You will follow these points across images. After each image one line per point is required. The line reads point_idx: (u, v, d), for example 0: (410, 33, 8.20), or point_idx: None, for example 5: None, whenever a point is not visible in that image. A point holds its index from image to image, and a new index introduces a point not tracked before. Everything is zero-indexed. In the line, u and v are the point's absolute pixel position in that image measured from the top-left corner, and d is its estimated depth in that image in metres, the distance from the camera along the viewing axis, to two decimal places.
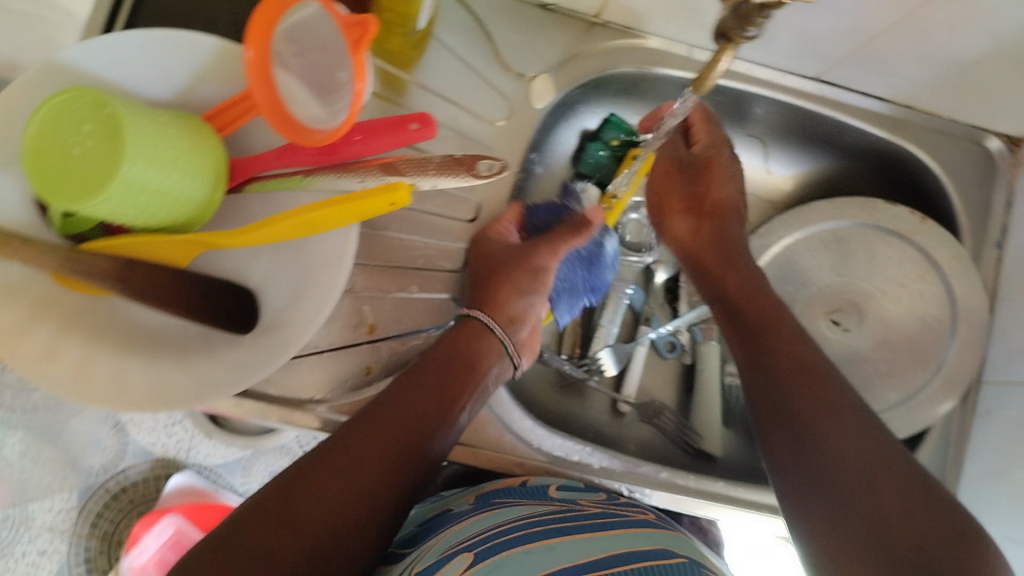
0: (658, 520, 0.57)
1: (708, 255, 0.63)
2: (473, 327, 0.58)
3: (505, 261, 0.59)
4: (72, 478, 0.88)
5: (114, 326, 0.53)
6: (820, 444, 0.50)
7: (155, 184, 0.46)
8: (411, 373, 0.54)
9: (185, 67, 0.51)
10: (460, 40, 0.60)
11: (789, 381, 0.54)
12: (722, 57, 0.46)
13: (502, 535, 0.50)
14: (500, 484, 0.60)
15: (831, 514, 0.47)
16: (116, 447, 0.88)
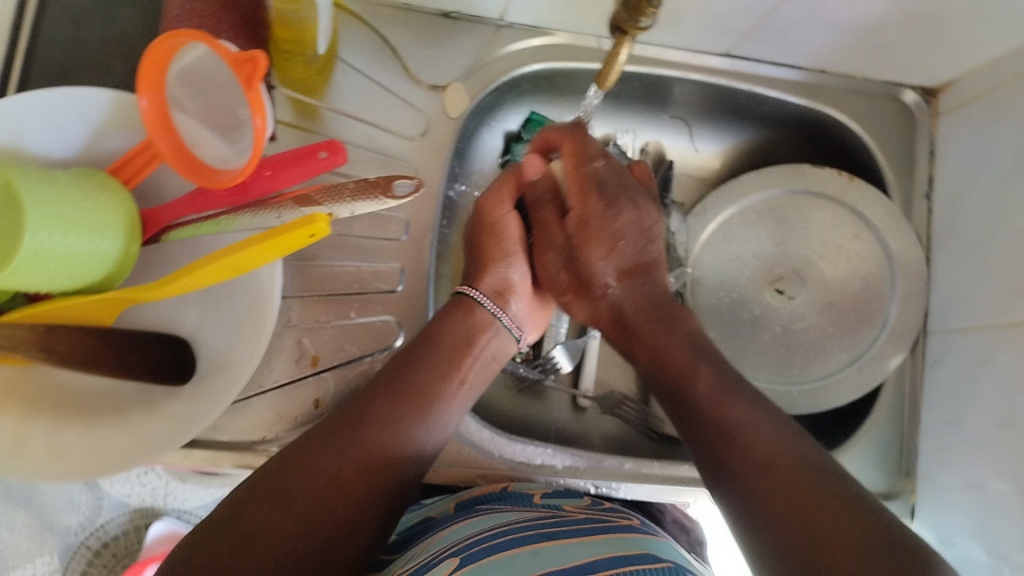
0: (642, 525, 0.53)
1: (609, 329, 0.58)
2: (467, 303, 0.57)
3: (492, 233, 0.59)
4: (49, 540, 0.82)
5: (48, 396, 0.51)
6: (735, 435, 0.46)
7: (62, 248, 0.44)
8: (407, 351, 0.54)
9: (83, 122, 0.50)
10: (367, 59, 0.60)
11: (696, 387, 0.50)
12: (620, 49, 0.47)
13: (488, 540, 0.47)
14: (479, 492, 0.58)
15: (750, 516, 0.43)
16: (91, 503, 0.83)
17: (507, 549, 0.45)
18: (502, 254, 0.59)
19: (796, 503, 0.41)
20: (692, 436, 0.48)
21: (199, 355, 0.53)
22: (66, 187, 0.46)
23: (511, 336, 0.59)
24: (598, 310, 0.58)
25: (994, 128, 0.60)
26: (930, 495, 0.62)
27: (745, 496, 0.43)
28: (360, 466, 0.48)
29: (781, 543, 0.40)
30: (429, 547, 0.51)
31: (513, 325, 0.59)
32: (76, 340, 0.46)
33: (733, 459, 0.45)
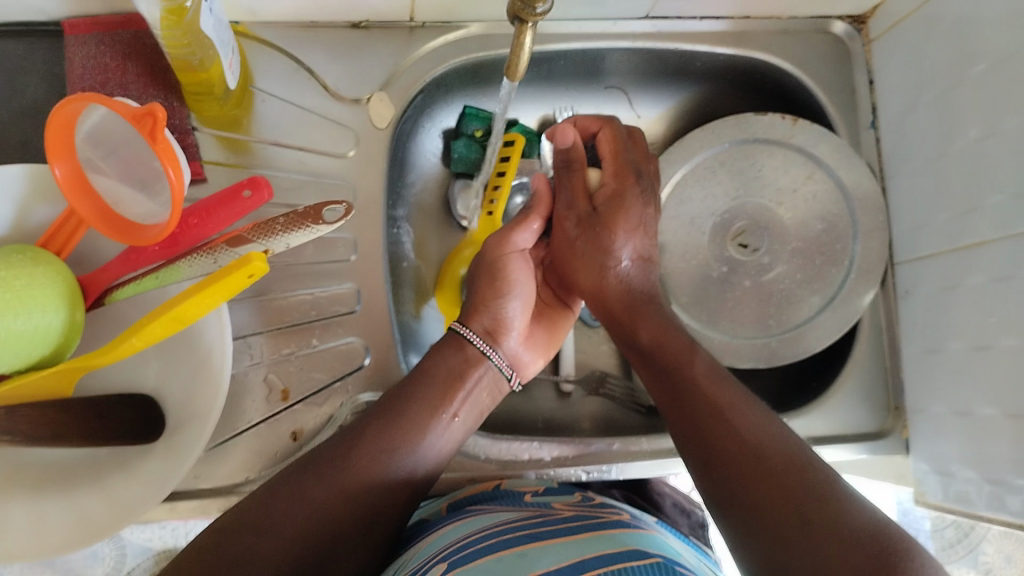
0: (633, 519, 0.54)
1: (614, 307, 0.59)
2: (458, 341, 0.57)
3: (485, 268, 0.58)
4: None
5: (20, 474, 0.51)
6: (732, 429, 0.46)
7: (4, 328, 0.43)
8: (402, 385, 0.54)
9: (7, 201, 0.50)
10: (284, 84, 0.59)
11: (700, 382, 0.50)
12: (522, 39, 0.46)
13: (475, 545, 0.48)
14: (473, 491, 0.58)
15: (749, 514, 0.43)
16: (114, 552, 0.73)
17: (494, 553, 0.46)
18: (497, 293, 0.58)
19: (781, 483, 0.42)
20: (682, 414, 0.49)
21: (166, 409, 0.53)
22: None
23: (499, 375, 0.58)
24: (604, 285, 0.59)
25: (926, 48, 0.59)
26: (920, 426, 0.61)
27: (732, 476, 0.44)
28: (350, 495, 0.48)
29: (766, 524, 0.41)
30: (417, 555, 0.51)
31: (502, 365, 0.59)
32: (39, 417, 0.45)
33: (720, 441, 0.46)
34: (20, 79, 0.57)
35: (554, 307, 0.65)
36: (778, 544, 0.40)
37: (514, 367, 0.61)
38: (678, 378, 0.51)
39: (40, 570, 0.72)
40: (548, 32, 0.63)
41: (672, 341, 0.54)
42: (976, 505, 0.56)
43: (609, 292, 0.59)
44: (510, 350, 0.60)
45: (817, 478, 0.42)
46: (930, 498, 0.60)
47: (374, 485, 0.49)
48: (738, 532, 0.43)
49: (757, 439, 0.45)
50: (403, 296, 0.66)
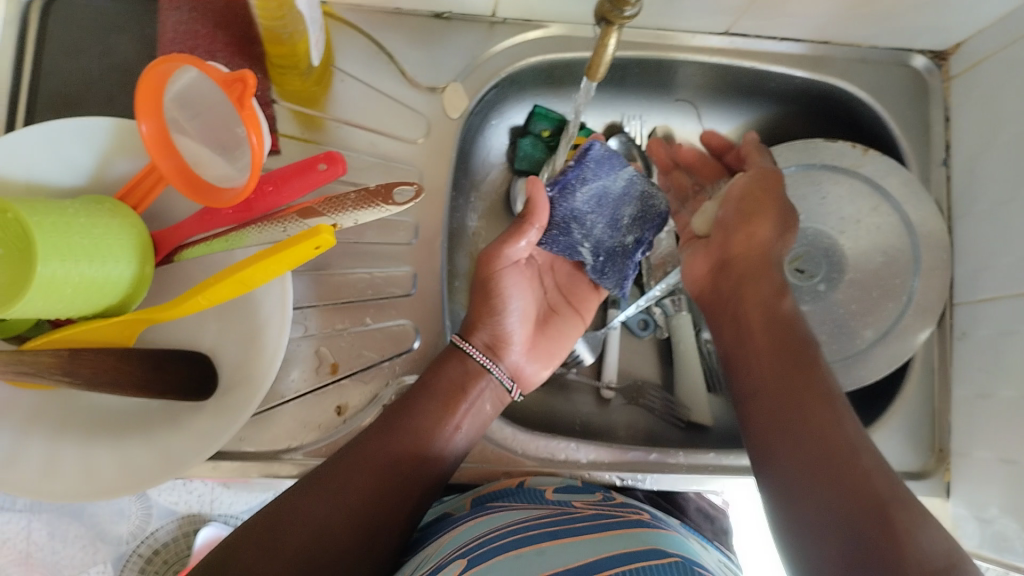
0: (654, 520, 0.54)
1: (749, 268, 0.58)
2: (459, 354, 0.57)
3: (480, 284, 0.59)
4: (102, 550, 0.74)
5: (77, 416, 0.52)
6: (811, 427, 0.46)
7: (76, 274, 0.45)
8: (406, 394, 0.55)
9: (90, 152, 0.52)
10: (363, 67, 0.61)
11: (783, 374, 0.50)
12: (607, 40, 0.47)
13: (495, 541, 0.48)
14: (497, 486, 0.59)
15: (822, 517, 0.43)
16: (141, 511, 0.74)
17: (511, 550, 0.46)
18: (492, 309, 0.59)
19: (860, 486, 0.43)
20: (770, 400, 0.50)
21: (220, 370, 0.54)
22: (74, 214, 0.47)
23: (501, 388, 0.59)
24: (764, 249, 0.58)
25: (1007, 88, 0.58)
26: (963, 470, 0.60)
27: (825, 461, 0.44)
28: (361, 505, 0.50)
29: (846, 517, 0.42)
30: (438, 551, 0.51)
31: (505, 378, 0.59)
32: (100, 362, 0.47)
33: (819, 425, 0.46)
34: (113, 40, 0.59)
35: (561, 314, 0.65)
36: (856, 542, 0.41)
37: (518, 380, 0.61)
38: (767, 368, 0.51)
39: (68, 520, 0.72)
40: (626, 39, 0.63)
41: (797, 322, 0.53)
42: (1015, 553, 0.55)
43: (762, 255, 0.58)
44: (512, 363, 0.60)
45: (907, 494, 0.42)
46: (965, 544, 0.59)
47: (383, 492, 0.51)
48: (802, 533, 0.43)
49: (836, 440, 0.45)
50: (456, 287, 0.66)
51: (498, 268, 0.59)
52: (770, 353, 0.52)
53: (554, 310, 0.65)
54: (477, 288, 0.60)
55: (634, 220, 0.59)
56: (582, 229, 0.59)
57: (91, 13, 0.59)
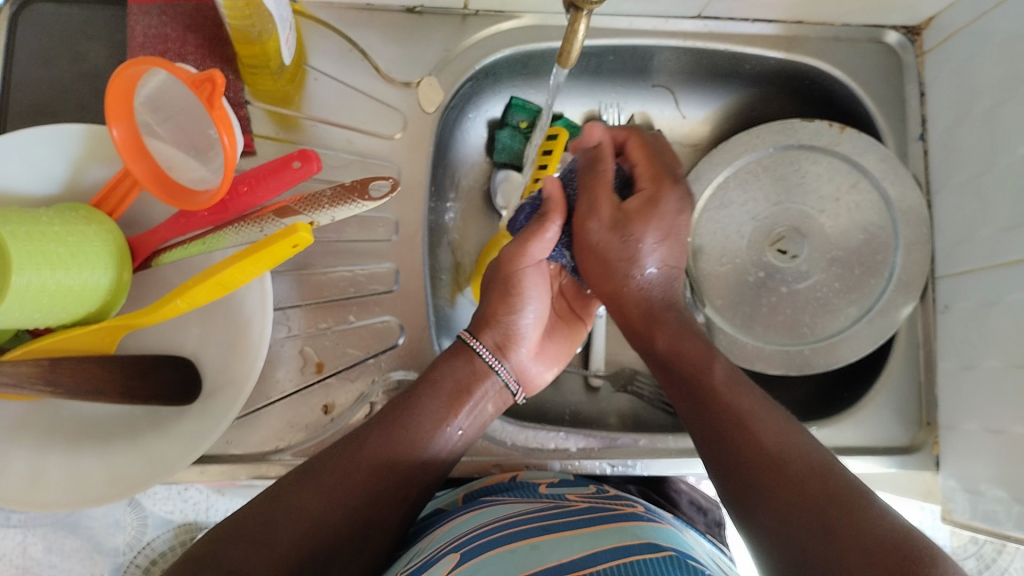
0: (647, 513, 0.54)
1: (632, 314, 0.57)
2: (468, 353, 0.57)
3: (498, 281, 0.58)
4: (100, 562, 0.73)
5: (62, 426, 0.52)
6: (755, 439, 0.46)
7: (52, 282, 0.45)
8: (409, 391, 0.55)
9: (65, 160, 0.52)
10: (336, 64, 0.61)
11: (721, 391, 0.50)
12: (577, 26, 0.47)
13: (489, 537, 0.48)
14: (489, 482, 0.59)
15: (776, 527, 0.42)
16: (136, 522, 0.74)
17: (505, 546, 0.46)
18: (507, 308, 0.58)
19: (805, 492, 0.42)
20: (703, 423, 0.50)
21: (204, 374, 0.54)
22: (48, 223, 0.46)
23: (506, 391, 0.58)
24: (624, 291, 0.57)
25: (979, 61, 0.58)
26: (950, 443, 0.60)
27: (758, 488, 0.44)
28: (354, 503, 0.50)
29: (788, 530, 0.42)
30: (429, 546, 0.51)
31: (511, 380, 0.58)
32: (81, 370, 0.47)
33: (739, 451, 0.46)
34: (84, 46, 0.59)
35: (566, 322, 0.64)
36: (799, 547, 0.41)
37: (520, 380, 0.60)
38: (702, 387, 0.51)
39: (64, 533, 0.72)
40: (599, 26, 0.63)
41: (690, 350, 0.53)
42: (1003, 524, 0.55)
43: (627, 295, 0.57)
44: (519, 362, 0.59)
45: (840, 482, 0.43)
46: (957, 516, 0.60)
47: (378, 490, 0.51)
48: (764, 546, 0.43)
49: (780, 450, 0.45)
50: (440, 281, 0.66)
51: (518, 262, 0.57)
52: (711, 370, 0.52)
53: (559, 315, 0.64)
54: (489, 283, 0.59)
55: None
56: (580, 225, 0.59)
57: (58, 21, 0.59)
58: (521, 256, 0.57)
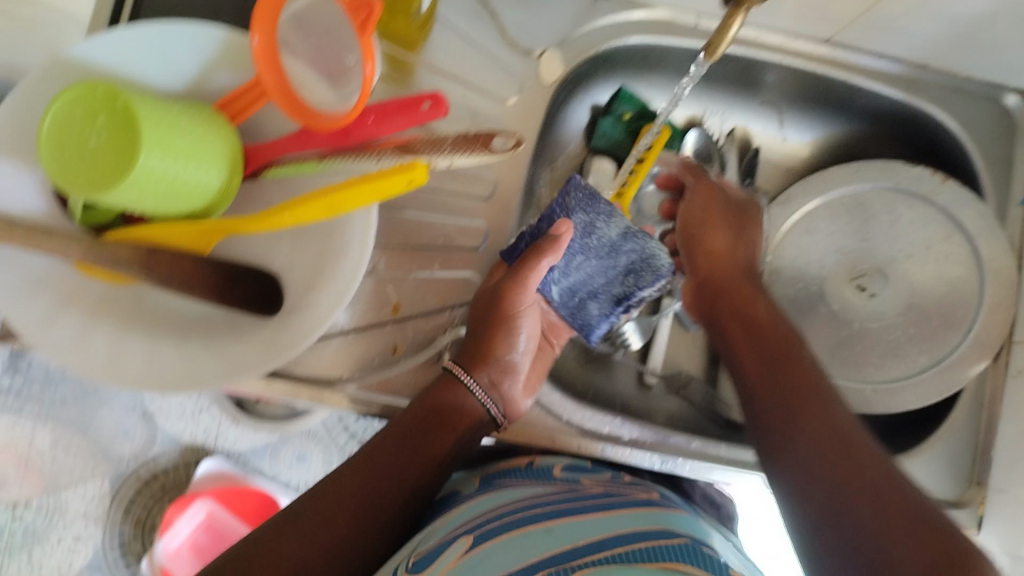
0: (661, 498, 0.54)
1: (720, 282, 0.58)
2: (455, 384, 0.55)
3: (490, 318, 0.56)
4: (104, 466, 0.90)
5: (145, 313, 0.52)
6: (823, 416, 0.47)
7: (171, 172, 0.45)
8: (389, 428, 0.54)
9: (195, 58, 0.52)
10: (465, 19, 0.61)
11: (794, 370, 0.50)
12: (731, 22, 0.47)
13: (502, 519, 0.49)
14: (506, 467, 0.61)
15: (824, 493, 0.43)
16: (145, 436, 0.90)
17: (517, 529, 0.47)
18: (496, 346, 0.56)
19: (867, 468, 0.43)
20: (776, 389, 0.50)
21: (287, 291, 0.54)
22: (176, 112, 0.47)
23: (490, 420, 0.57)
24: (727, 256, 0.59)
25: None
26: (999, 504, 0.60)
27: (817, 456, 0.45)
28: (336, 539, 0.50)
29: (841, 507, 0.42)
30: (447, 523, 0.52)
31: (496, 410, 0.57)
32: (177, 264, 0.48)
33: (813, 419, 0.47)
34: None
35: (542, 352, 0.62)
36: (851, 527, 0.41)
37: (508, 410, 0.58)
38: (778, 361, 0.51)
39: (72, 434, 0.89)
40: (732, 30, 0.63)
41: (773, 326, 0.54)
42: None
43: (728, 260, 0.59)
44: (506, 395, 0.57)
45: (891, 467, 0.43)
46: None
47: (362, 523, 0.51)
48: (802, 505, 0.44)
49: (846, 431, 0.46)
50: None
51: (499, 291, 0.55)
52: (790, 354, 0.52)
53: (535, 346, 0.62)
54: (476, 314, 0.56)
55: (627, 275, 0.56)
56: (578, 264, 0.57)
57: None
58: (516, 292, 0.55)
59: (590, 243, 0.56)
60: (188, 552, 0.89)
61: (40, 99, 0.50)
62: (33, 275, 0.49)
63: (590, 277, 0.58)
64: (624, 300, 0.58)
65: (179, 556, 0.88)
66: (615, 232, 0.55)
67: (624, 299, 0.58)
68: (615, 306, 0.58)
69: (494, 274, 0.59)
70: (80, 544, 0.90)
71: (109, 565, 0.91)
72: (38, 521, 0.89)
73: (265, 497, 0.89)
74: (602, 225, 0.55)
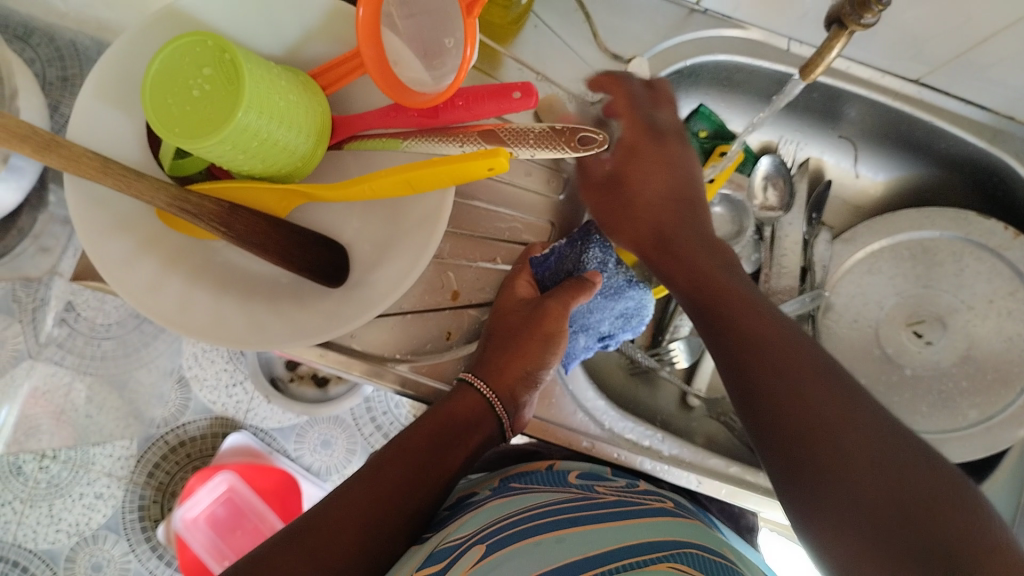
0: (677, 508, 0.54)
1: (650, 244, 0.56)
2: (471, 394, 0.55)
3: (517, 333, 0.55)
4: (135, 427, 0.89)
5: (216, 267, 0.53)
6: (769, 389, 0.45)
7: (263, 132, 0.47)
8: (407, 433, 0.54)
9: (298, 26, 0.54)
10: (559, 20, 0.62)
11: (733, 331, 0.48)
12: (835, 43, 0.47)
13: (518, 526, 0.48)
14: (526, 468, 0.61)
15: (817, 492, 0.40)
16: (179, 401, 0.90)
17: (530, 538, 0.46)
18: (523, 362, 0.55)
19: (826, 425, 0.41)
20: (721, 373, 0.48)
21: (352, 265, 0.55)
22: (277, 76, 0.48)
23: (501, 432, 0.57)
24: (636, 224, 0.57)
25: None
26: None
27: (785, 445, 0.43)
28: (364, 532, 0.49)
29: (844, 498, 0.39)
30: (459, 529, 0.51)
31: (509, 424, 0.57)
32: (252, 223, 0.49)
33: (763, 394, 0.45)
34: None
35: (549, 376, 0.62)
36: (862, 521, 0.38)
37: (519, 424, 0.58)
38: (717, 325, 0.49)
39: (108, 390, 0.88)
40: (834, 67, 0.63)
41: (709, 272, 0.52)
42: None
43: (641, 223, 0.57)
44: (521, 410, 0.57)
45: (841, 411, 0.42)
46: None
47: (388, 514, 0.50)
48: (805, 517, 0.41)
49: (797, 393, 0.43)
50: None
51: (533, 311, 0.55)
52: (729, 303, 0.50)
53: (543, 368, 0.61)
54: (499, 326, 0.56)
55: (622, 318, 0.59)
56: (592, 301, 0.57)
57: None
58: (552, 317, 0.55)
59: (608, 285, 0.57)
60: (205, 524, 0.87)
61: (147, 48, 0.52)
62: (119, 214, 0.51)
63: (589, 312, 0.58)
64: (607, 338, 0.60)
65: (196, 527, 0.86)
66: (621, 278, 0.58)
67: (605, 335, 0.60)
68: (598, 342, 0.59)
69: (519, 285, 0.57)
70: (101, 502, 0.87)
71: (125, 528, 0.88)
72: (62, 474, 0.87)
73: (285, 475, 0.89)
74: (610, 266, 0.57)
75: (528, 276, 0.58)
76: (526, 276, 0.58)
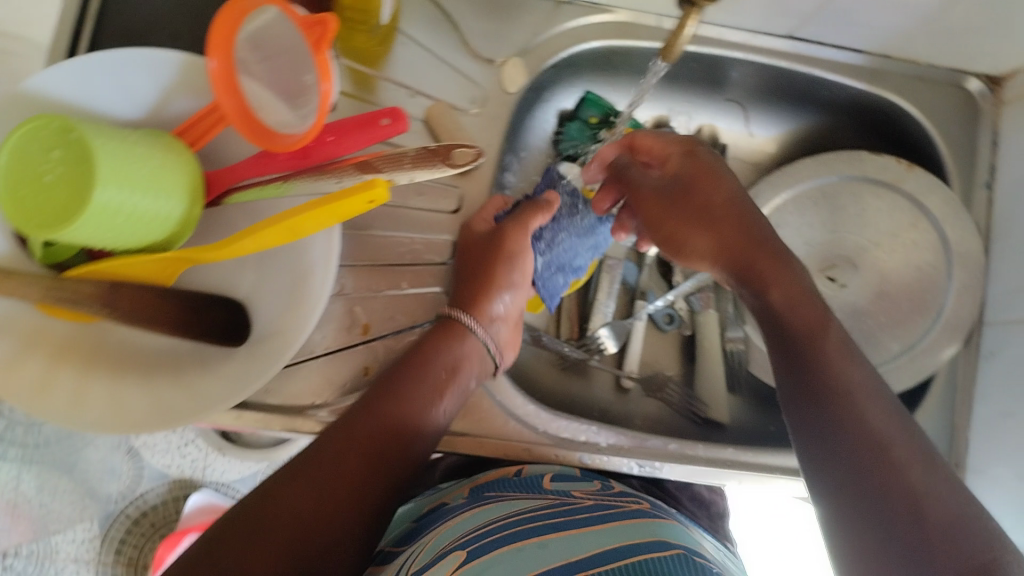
0: (653, 509, 0.54)
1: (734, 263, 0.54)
2: (453, 329, 0.55)
3: (487, 253, 0.57)
4: (91, 507, 0.87)
5: (110, 350, 0.51)
6: (851, 418, 0.45)
7: (128, 206, 0.45)
8: (375, 389, 0.51)
9: (154, 86, 0.52)
10: (427, 33, 0.61)
11: (818, 363, 0.48)
12: (688, 21, 0.48)
13: (496, 533, 0.47)
14: (489, 479, 0.61)
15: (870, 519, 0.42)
16: (132, 472, 0.88)
17: (513, 543, 0.45)
18: (492, 283, 0.57)
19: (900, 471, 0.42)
20: (807, 393, 0.48)
21: (253, 323, 0.53)
22: (134, 145, 0.46)
23: (487, 360, 0.56)
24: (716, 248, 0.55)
25: None
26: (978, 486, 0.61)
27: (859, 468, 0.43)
28: (325, 516, 0.45)
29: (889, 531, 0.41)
30: (439, 537, 0.51)
31: (491, 347, 0.57)
32: (137, 297, 0.47)
33: (844, 420, 0.45)
34: None
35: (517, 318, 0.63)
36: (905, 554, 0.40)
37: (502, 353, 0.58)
38: (809, 362, 0.49)
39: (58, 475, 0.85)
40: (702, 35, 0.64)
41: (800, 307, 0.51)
42: None
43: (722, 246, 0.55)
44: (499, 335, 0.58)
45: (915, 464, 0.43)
46: None
47: (343, 508, 0.46)
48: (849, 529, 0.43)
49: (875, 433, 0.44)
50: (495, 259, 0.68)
51: (496, 232, 0.58)
52: (820, 342, 0.49)
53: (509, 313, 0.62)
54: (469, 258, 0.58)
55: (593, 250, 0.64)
56: (568, 235, 0.61)
57: None
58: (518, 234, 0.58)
59: (579, 225, 0.62)
60: None
61: None
62: None
63: (568, 250, 0.62)
64: (578, 269, 0.64)
65: None
66: (592, 218, 0.62)
67: (579, 268, 0.64)
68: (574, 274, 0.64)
69: (477, 222, 0.60)
70: None
71: None
72: (26, 568, 0.87)
73: None
74: (581, 206, 0.62)
75: (488, 217, 0.60)
76: (485, 216, 0.60)
